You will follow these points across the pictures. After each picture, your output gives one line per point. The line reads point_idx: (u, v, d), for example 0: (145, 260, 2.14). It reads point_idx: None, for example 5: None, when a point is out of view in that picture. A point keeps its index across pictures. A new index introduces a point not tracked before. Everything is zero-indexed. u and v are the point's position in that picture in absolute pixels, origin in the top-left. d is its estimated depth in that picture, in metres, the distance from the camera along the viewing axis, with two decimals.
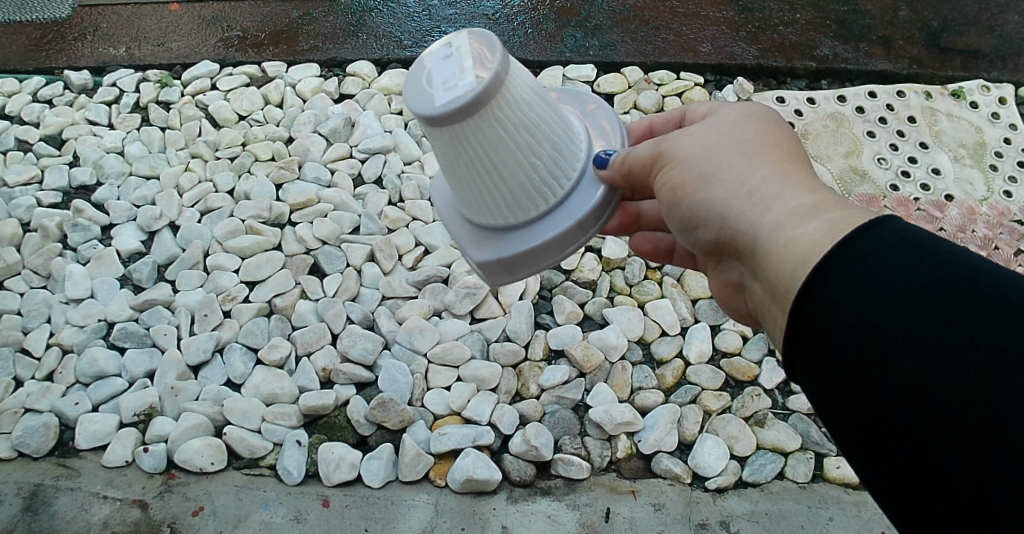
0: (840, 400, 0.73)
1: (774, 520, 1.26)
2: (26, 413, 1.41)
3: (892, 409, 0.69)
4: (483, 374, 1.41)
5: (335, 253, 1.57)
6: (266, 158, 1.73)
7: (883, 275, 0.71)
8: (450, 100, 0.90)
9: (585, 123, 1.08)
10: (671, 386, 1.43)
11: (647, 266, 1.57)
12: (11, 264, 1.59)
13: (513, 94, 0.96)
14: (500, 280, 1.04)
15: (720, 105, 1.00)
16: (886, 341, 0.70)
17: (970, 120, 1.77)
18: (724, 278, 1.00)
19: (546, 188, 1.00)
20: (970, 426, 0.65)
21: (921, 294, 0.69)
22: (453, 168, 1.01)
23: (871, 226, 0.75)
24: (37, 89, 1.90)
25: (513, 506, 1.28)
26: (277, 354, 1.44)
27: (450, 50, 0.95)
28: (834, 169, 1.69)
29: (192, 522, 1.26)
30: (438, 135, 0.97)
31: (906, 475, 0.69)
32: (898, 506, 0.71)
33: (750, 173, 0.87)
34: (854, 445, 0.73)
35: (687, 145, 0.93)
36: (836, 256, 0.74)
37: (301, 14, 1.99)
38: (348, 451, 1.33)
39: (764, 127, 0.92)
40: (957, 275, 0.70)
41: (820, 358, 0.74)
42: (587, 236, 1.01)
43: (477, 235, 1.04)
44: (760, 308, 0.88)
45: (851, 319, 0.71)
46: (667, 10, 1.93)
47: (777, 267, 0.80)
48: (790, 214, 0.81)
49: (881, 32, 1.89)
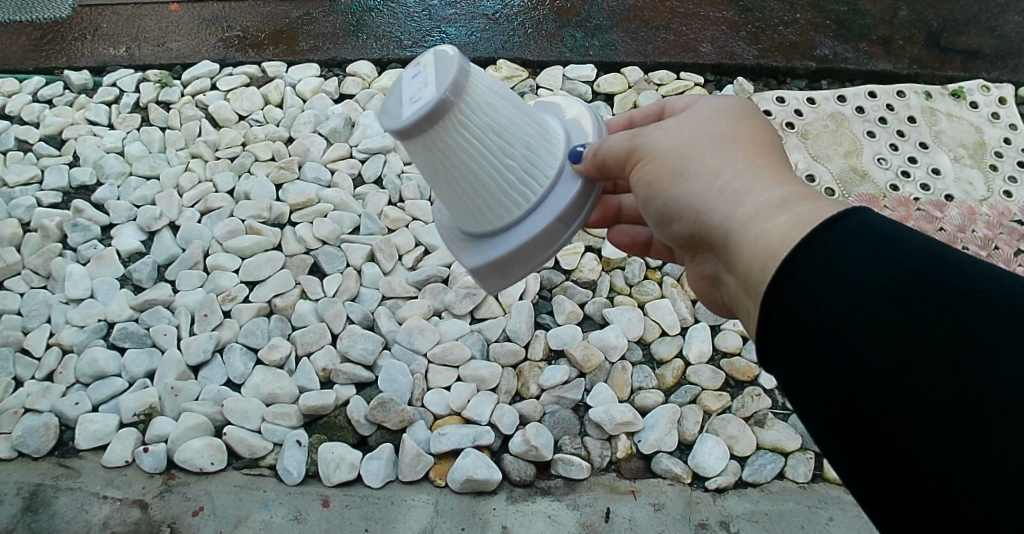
0: (811, 391, 0.73)
1: (774, 520, 1.26)
2: (26, 413, 1.41)
3: (862, 400, 0.68)
4: (483, 374, 1.41)
5: (335, 253, 1.57)
6: (266, 158, 1.73)
7: (851, 267, 0.71)
8: (414, 113, 0.92)
9: (565, 120, 1.07)
10: (671, 386, 1.43)
11: (647, 266, 1.57)
12: (11, 264, 1.59)
13: (480, 100, 0.97)
14: (496, 286, 1.04)
15: (696, 98, 1.00)
16: (854, 333, 0.69)
17: (970, 120, 1.77)
18: (700, 271, 1.00)
19: (525, 187, 0.99)
20: (937, 416, 0.65)
21: (888, 286, 0.69)
22: (436, 179, 1.02)
23: (843, 218, 0.75)
24: (37, 89, 1.90)
25: (513, 506, 1.28)
26: (277, 354, 1.44)
27: (416, 68, 0.97)
28: (834, 169, 1.69)
29: (192, 522, 1.26)
30: (415, 150, 0.99)
31: (879, 468, 0.69)
32: (874, 500, 0.71)
33: (722, 167, 0.86)
34: (826, 436, 0.73)
35: (660, 139, 0.92)
36: (807, 247, 0.74)
37: (301, 14, 1.99)
38: (348, 451, 1.33)
39: (738, 121, 0.92)
40: (925, 265, 0.69)
41: (792, 348, 0.73)
42: (569, 231, 1.00)
43: (468, 244, 1.05)
44: (734, 301, 0.88)
45: (819, 312, 0.71)
46: (667, 10, 1.93)
47: (748, 261, 0.80)
48: (761, 208, 0.81)
49: (881, 32, 1.89)
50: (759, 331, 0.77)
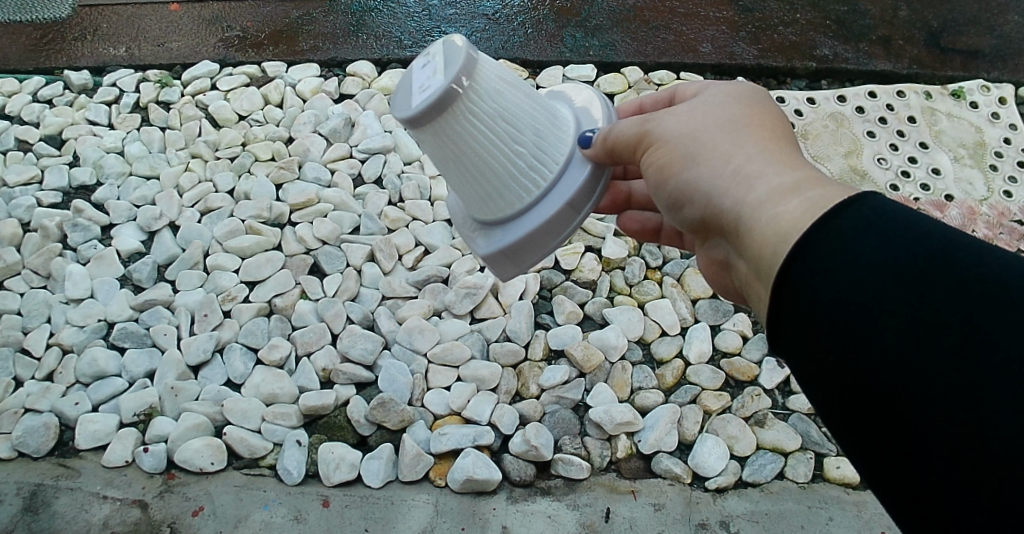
0: (823, 373, 0.72)
1: (774, 520, 1.26)
2: (26, 413, 1.41)
3: (873, 383, 0.68)
4: (483, 374, 1.41)
5: (335, 253, 1.57)
6: (266, 158, 1.73)
7: (862, 248, 0.71)
8: (424, 101, 0.92)
9: (574, 108, 1.07)
10: (671, 386, 1.43)
11: (647, 266, 1.58)
12: (11, 264, 1.59)
13: (488, 87, 0.97)
14: (508, 273, 1.03)
15: (707, 84, 1.00)
16: (864, 315, 0.69)
17: (970, 119, 1.77)
18: (711, 255, 1.00)
19: (535, 173, 0.99)
20: (946, 398, 0.64)
21: (899, 268, 0.69)
22: (446, 168, 1.02)
23: (854, 202, 0.74)
24: (37, 89, 1.90)
25: (513, 506, 1.27)
26: (277, 354, 1.44)
27: (424, 58, 0.96)
28: (834, 169, 1.69)
29: (191, 522, 1.26)
30: (424, 138, 0.98)
31: (888, 451, 0.68)
32: (885, 485, 0.70)
33: (734, 152, 0.87)
34: (838, 418, 0.72)
35: (672, 125, 0.93)
36: (818, 230, 0.74)
37: (301, 14, 1.99)
38: (348, 451, 1.33)
39: (748, 107, 0.92)
40: (936, 248, 0.69)
41: (803, 331, 0.73)
42: (580, 216, 1.00)
43: (479, 231, 1.04)
44: (746, 285, 0.88)
45: (830, 294, 0.71)
46: (667, 10, 1.93)
47: (759, 246, 0.80)
48: (772, 193, 0.81)
49: (881, 32, 1.89)
50: (769, 313, 0.77)
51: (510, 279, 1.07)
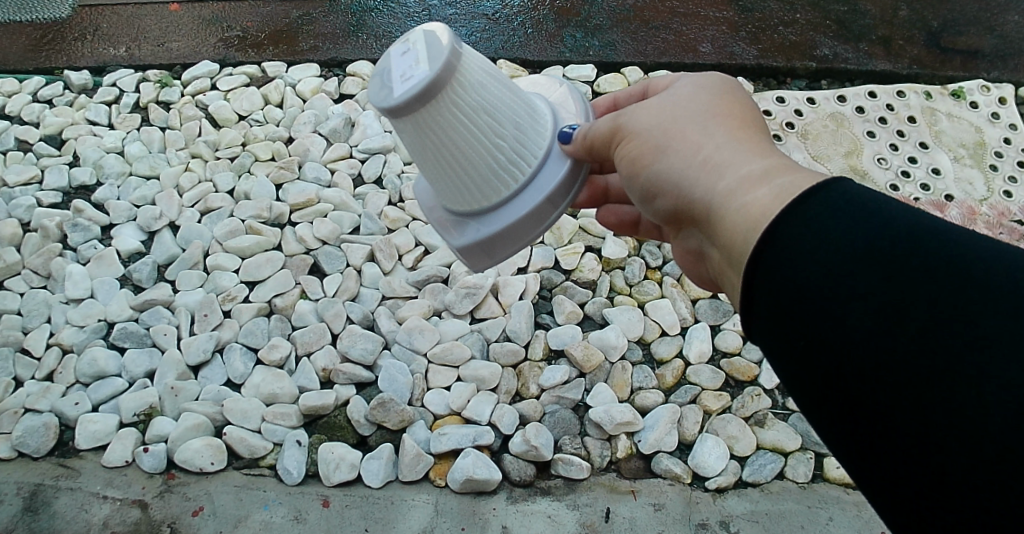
0: (794, 356, 0.72)
1: (774, 520, 1.26)
2: (26, 413, 1.41)
3: (842, 367, 0.68)
4: (483, 374, 1.41)
5: (335, 253, 1.57)
6: (266, 158, 1.73)
7: (830, 234, 0.70)
8: (407, 91, 0.91)
9: (551, 104, 1.07)
10: (671, 386, 1.43)
11: (647, 266, 1.58)
12: (11, 264, 1.59)
13: (470, 79, 0.96)
14: (483, 264, 1.04)
15: (680, 77, 1.00)
16: (834, 300, 0.69)
17: (970, 120, 1.77)
18: (686, 247, 1.00)
19: (514, 167, 0.99)
20: (914, 378, 0.64)
21: (865, 252, 0.69)
22: (423, 159, 1.01)
23: (822, 187, 0.74)
24: (37, 89, 1.90)
25: (513, 506, 1.27)
26: (277, 354, 1.44)
27: (405, 44, 0.95)
28: (834, 169, 1.69)
29: (192, 522, 1.26)
30: (403, 127, 0.97)
31: (859, 429, 0.68)
32: (865, 469, 0.69)
33: (703, 142, 0.87)
34: (810, 400, 0.72)
35: (645, 118, 0.93)
36: (787, 218, 0.73)
37: (301, 14, 1.98)
38: (348, 451, 1.33)
39: (720, 97, 0.91)
40: (902, 231, 0.69)
41: (774, 316, 0.73)
42: (558, 212, 1.01)
43: (454, 221, 1.04)
44: (720, 275, 0.87)
45: (800, 278, 0.71)
46: (667, 10, 1.93)
47: (730, 234, 0.79)
48: (742, 181, 0.81)
49: (881, 32, 1.89)
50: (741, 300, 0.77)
51: (483, 269, 1.08)
